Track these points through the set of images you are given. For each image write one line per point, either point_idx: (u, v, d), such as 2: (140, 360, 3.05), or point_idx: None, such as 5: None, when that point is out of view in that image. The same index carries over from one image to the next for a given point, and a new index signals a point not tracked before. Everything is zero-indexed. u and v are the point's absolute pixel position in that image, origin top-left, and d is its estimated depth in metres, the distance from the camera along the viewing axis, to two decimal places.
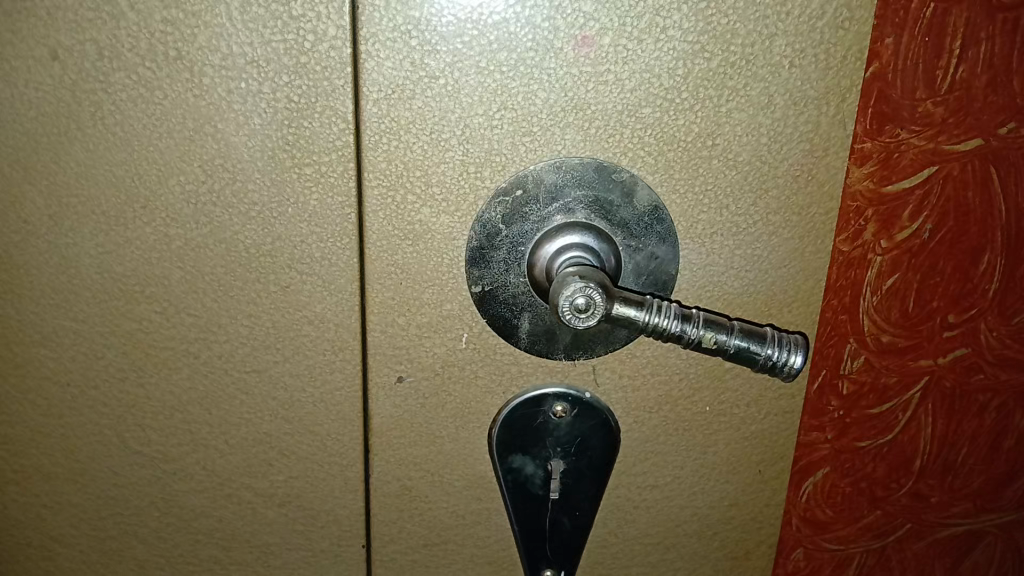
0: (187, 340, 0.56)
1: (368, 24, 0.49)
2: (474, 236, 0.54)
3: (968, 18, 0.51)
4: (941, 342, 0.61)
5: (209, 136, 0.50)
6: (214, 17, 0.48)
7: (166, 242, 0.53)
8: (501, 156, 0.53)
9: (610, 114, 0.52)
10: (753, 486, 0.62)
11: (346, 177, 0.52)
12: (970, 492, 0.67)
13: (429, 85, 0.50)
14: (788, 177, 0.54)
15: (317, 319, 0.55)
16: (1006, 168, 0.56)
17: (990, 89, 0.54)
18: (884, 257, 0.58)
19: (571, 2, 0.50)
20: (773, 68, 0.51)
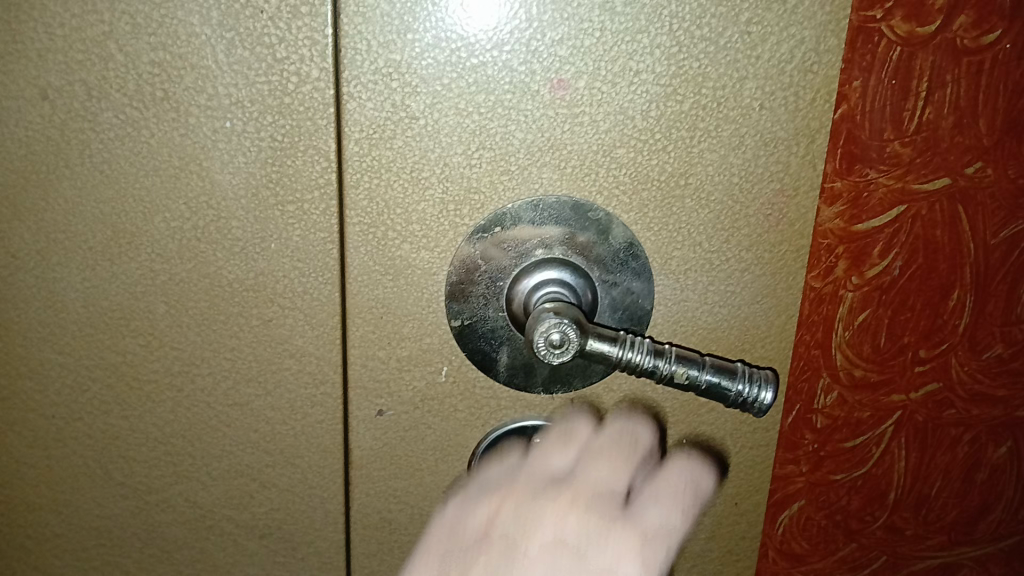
0: (171, 373, 0.59)
1: (351, 67, 0.51)
2: (453, 272, 0.56)
3: (934, 62, 0.53)
4: (913, 377, 0.62)
5: (195, 174, 0.53)
6: (200, 60, 0.51)
7: (151, 277, 0.56)
8: (480, 194, 0.54)
9: (585, 154, 0.53)
10: (729, 518, 0.64)
11: (328, 215, 0.54)
12: (944, 526, 0.68)
13: (410, 125, 0.52)
14: (760, 215, 0.55)
15: (297, 353, 0.58)
16: (973, 208, 0.57)
17: (957, 130, 0.55)
18: (854, 294, 0.59)
19: (548, 47, 0.51)
20: (744, 111, 0.53)
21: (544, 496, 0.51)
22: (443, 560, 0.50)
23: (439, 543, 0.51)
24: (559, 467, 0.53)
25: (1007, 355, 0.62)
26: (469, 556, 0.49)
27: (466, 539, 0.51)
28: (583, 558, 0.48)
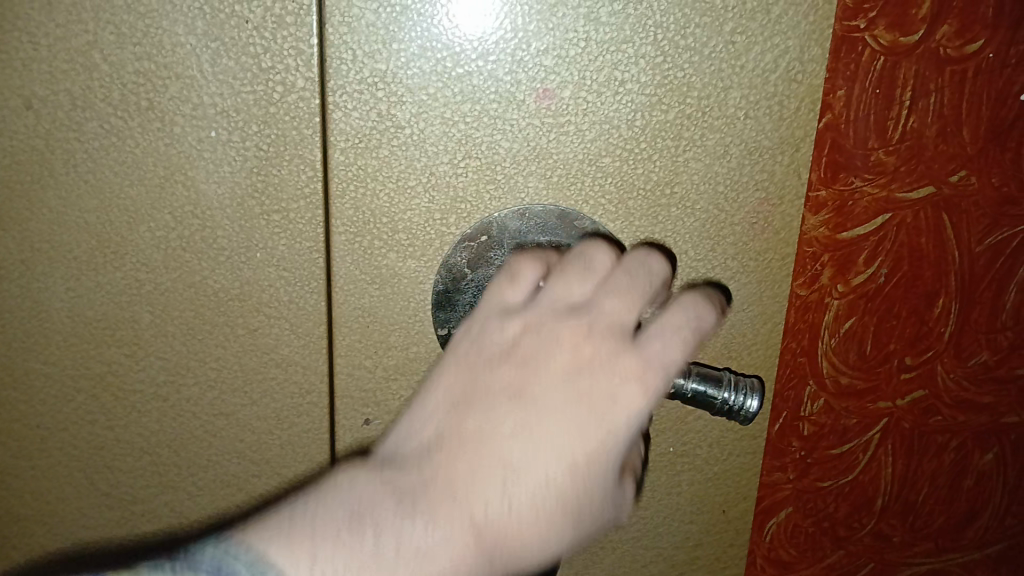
0: (156, 382, 0.58)
1: (336, 76, 0.51)
2: (439, 281, 0.55)
3: (917, 70, 0.53)
4: (899, 385, 0.62)
5: (180, 183, 0.53)
6: (185, 70, 0.51)
7: (136, 286, 0.56)
8: (466, 203, 0.54)
9: (571, 163, 0.53)
10: (716, 525, 0.65)
11: (315, 224, 0.54)
12: (932, 533, 0.67)
13: (395, 135, 0.52)
14: (745, 224, 0.56)
15: (284, 363, 0.58)
16: (958, 216, 0.57)
17: (941, 138, 0.55)
18: (840, 302, 0.58)
19: (533, 57, 0.51)
20: (728, 120, 0.53)
21: (558, 275, 0.48)
22: (437, 424, 0.45)
23: (451, 376, 0.47)
24: (581, 246, 0.49)
25: (993, 362, 0.62)
26: (489, 369, 0.46)
27: (483, 353, 0.47)
28: (612, 355, 0.45)
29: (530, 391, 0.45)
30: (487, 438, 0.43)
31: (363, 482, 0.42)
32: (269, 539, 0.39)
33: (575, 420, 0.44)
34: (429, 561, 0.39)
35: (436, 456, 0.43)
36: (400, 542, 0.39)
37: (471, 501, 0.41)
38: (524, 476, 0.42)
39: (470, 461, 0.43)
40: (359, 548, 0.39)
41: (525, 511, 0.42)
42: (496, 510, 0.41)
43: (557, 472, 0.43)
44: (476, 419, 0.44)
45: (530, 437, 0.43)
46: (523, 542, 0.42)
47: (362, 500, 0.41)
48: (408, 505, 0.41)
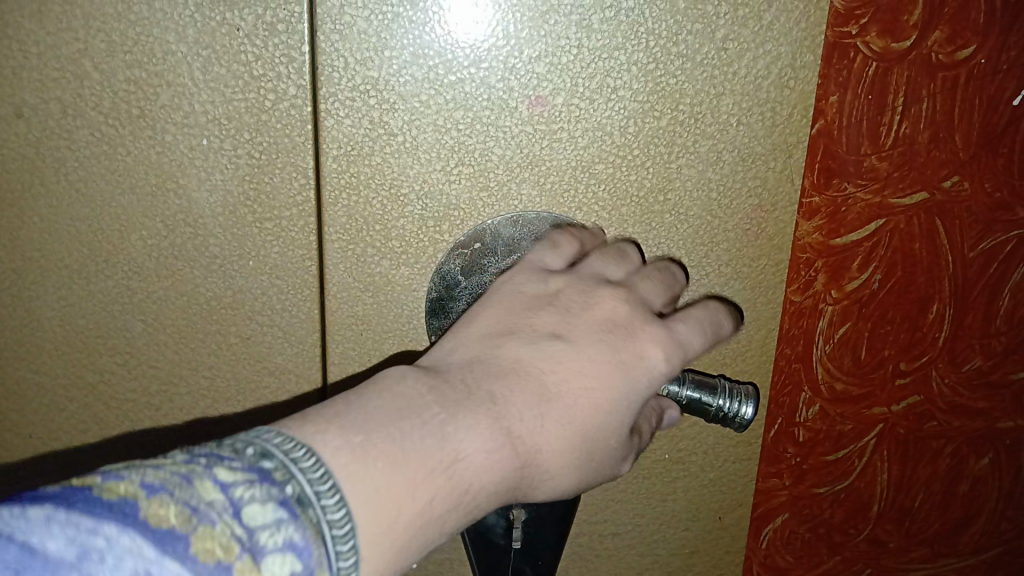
0: (149, 391, 0.58)
1: (328, 83, 0.51)
2: (433, 288, 0.55)
3: (909, 77, 0.53)
4: (893, 390, 0.61)
5: (172, 191, 0.53)
6: (176, 77, 0.51)
7: (128, 294, 0.56)
8: (459, 210, 0.54)
9: (564, 170, 0.53)
10: (712, 532, 0.65)
11: (307, 232, 0.54)
12: (928, 538, 0.67)
13: (388, 142, 0.52)
14: (738, 230, 0.56)
15: (276, 371, 0.57)
16: (950, 221, 0.57)
17: (933, 144, 0.55)
18: (834, 308, 0.58)
19: (525, 64, 0.51)
20: (721, 126, 0.53)
21: (597, 254, 0.50)
22: (469, 346, 0.42)
23: (484, 312, 0.45)
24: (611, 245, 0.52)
25: (987, 367, 0.62)
26: (529, 311, 0.45)
27: (525, 298, 0.46)
28: (643, 321, 0.45)
29: (569, 331, 0.43)
30: (525, 363, 0.41)
31: (406, 379, 0.38)
32: (299, 423, 0.34)
33: (613, 363, 0.42)
34: (467, 461, 0.36)
35: (474, 368, 0.40)
36: (443, 438, 0.36)
37: (509, 411, 0.38)
38: (556, 401, 0.40)
39: (508, 376, 0.40)
40: (410, 439, 0.35)
41: (552, 436, 0.40)
42: (529, 428, 0.39)
43: (586, 409, 0.41)
44: (516, 345, 0.42)
45: (567, 368, 0.41)
46: (539, 466, 0.39)
47: (404, 397, 0.37)
48: (451, 404, 0.37)
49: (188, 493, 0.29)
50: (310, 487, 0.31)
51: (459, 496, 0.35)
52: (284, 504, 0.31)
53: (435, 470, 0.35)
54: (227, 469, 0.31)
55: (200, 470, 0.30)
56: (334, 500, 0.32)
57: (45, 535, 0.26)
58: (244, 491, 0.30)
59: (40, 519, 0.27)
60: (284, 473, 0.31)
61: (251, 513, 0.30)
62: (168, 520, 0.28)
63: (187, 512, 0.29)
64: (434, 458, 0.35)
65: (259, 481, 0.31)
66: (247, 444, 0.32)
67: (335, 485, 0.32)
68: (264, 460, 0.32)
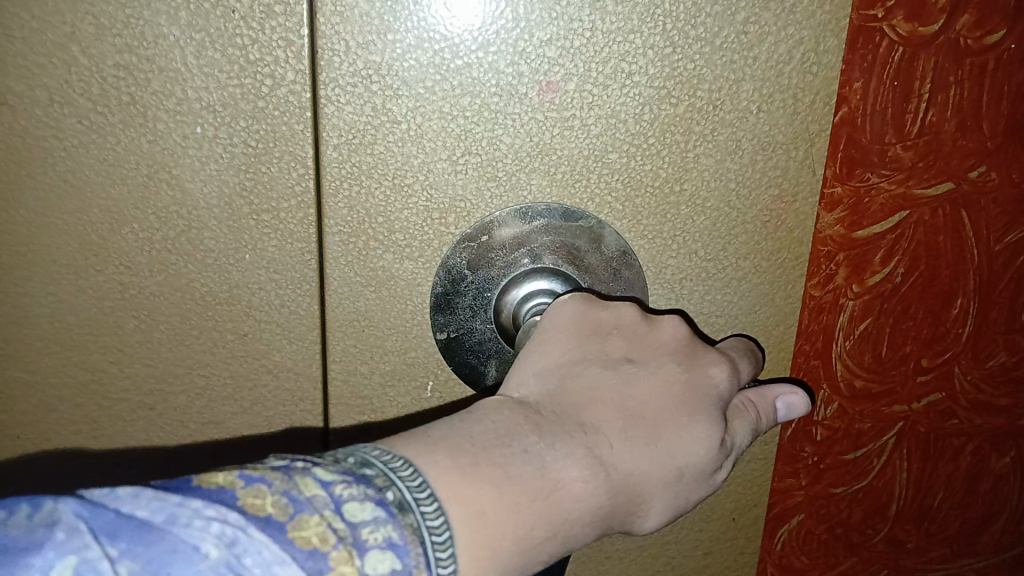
0: (142, 391, 0.56)
1: (328, 68, 0.48)
2: (439, 283, 0.53)
3: (936, 63, 0.50)
4: (915, 387, 0.59)
5: (165, 181, 0.51)
6: (168, 62, 0.48)
7: (120, 290, 0.53)
8: (465, 202, 0.52)
9: (576, 159, 0.51)
10: (727, 534, 0.62)
11: (306, 225, 0.51)
12: (947, 537, 0.66)
13: (391, 130, 0.50)
14: (757, 222, 0.54)
15: (275, 369, 0.55)
16: (977, 213, 0.55)
17: (960, 133, 0.52)
18: (855, 303, 0.56)
19: (535, 47, 0.48)
20: (741, 113, 0.51)
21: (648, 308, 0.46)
22: (539, 374, 0.37)
23: (543, 341, 0.40)
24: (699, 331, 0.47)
25: (1010, 363, 0.60)
26: (595, 338, 0.40)
27: (587, 326, 0.41)
28: (705, 346, 0.42)
29: (638, 357, 0.39)
30: (606, 387, 0.36)
31: (502, 409, 0.34)
32: (402, 444, 0.31)
33: (694, 390, 0.38)
34: (568, 488, 0.31)
35: (558, 397, 0.35)
36: (543, 464, 0.31)
37: (603, 438, 0.33)
38: (646, 424, 0.35)
39: (594, 403, 0.35)
40: (513, 462, 0.31)
41: (646, 461, 0.34)
42: (623, 453, 0.34)
43: (675, 430, 0.36)
44: (593, 372, 0.37)
45: (648, 390, 0.37)
46: (631, 498, 0.34)
47: (502, 424, 0.32)
48: (546, 429, 0.33)
49: (286, 484, 0.27)
50: (409, 492, 0.28)
51: (558, 527, 0.31)
52: (384, 504, 0.27)
53: (537, 497, 0.30)
54: (326, 470, 0.28)
55: (298, 469, 0.28)
56: (432, 506, 0.28)
57: (138, 505, 0.24)
58: (343, 487, 0.27)
59: (134, 493, 0.25)
60: (383, 478, 0.28)
61: (351, 509, 0.26)
62: (264, 508, 0.25)
63: (283, 501, 0.26)
64: (536, 485, 0.30)
65: (357, 481, 0.28)
66: (348, 455, 0.30)
67: (433, 494, 0.28)
68: (363, 467, 0.29)
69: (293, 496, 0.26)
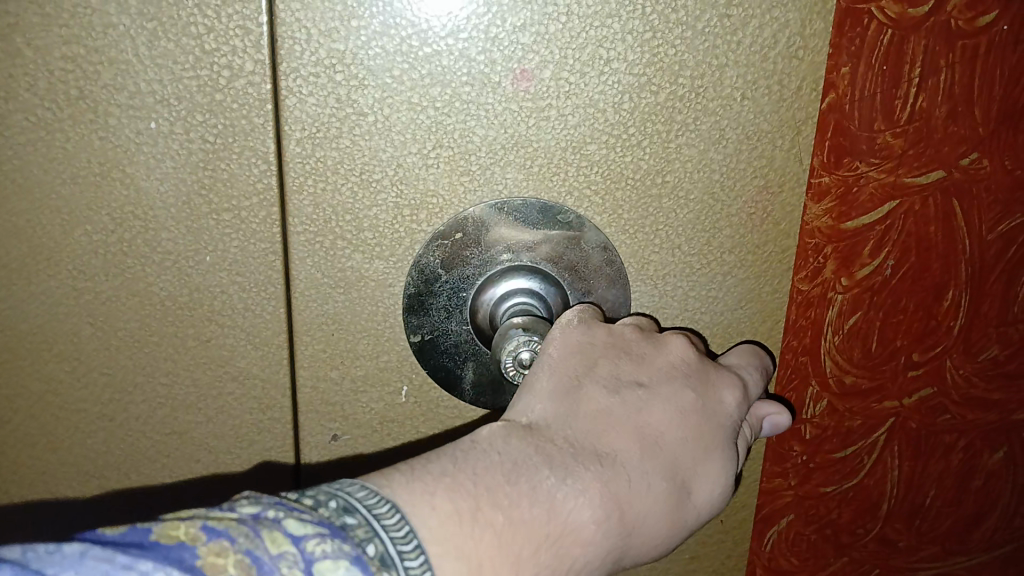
0: (101, 401, 0.53)
1: (289, 58, 0.45)
2: (411, 283, 0.51)
3: (926, 46, 0.48)
4: (906, 383, 0.57)
5: (118, 180, 0.48)
6: (119, 53, 0.45)
7: (74, 295, 0.50)
8: (438, 197, 0.49)
9: (552, 151, 0.49)
10: (714, 537, 0.60)
11: (269, 224, 0.49)
12: (939, 536, 0.64)
13: (357, 122, 0.47)
14: (742, 215, 0.51)
15: (240, 376, 0.53)
16: (968, 202, 0.53)
17: (951, 119, 0.50)
18: (844, 297, 0.54)
19: (508, 33, 0.46)
20: (725, 101, 0.48)
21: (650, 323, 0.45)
22: (547, 395, 0.36)
23: (551, 357, 0.39)
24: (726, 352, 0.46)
25: (1003, 357, 0.59)
26: (607, 357, 0.39)
27: (598, 343, 0.40)
28: (716, 366, 0.41)
29: (653, 377, 0.38)
30: (619, 414, 0.35)
31: (511, 437, 0.33)
32: (397, 480, 0.29)
33: (707, 415, 0.37)
34: (576, 533, 0.31)
35: (573, 422, 0.34)
36: (551, 506, 0.30)
37: (618, 474, 0.33)
38: (659, 459, 0.34)
39: (608, 433, 0.34)
40: (519, 505, 0.30)
41: (658, 499, 0.33)
42: (638, 492, 0.33)
43: (686, 467, 0.35)
44: (608, 395, 0.36)
45: (662, 417, 0.36)
46: (643, 539, 0.33)
47: (512, 457, 0.31)
48: (559, 463, 0.32)
49: (253, 541, 0.25)
50: (392, 545, 0.27)
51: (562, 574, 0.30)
52: (361, 561, 0.25)
53: (542, 545, 0.30)
54: (299, 520, 0.26)
55: (267, 520, 0.26)
56: (417, 559, 0.27)
57: (80, 569, 0.22)
58: (317, 542, 0.25)
59: (79, 553, 0.23)
60: (365, 529, 0.27)
61: (323, 568, 0.25)
62: (225, 570, 0.23)
63: (247, 562, 0.24)
64: (541, 533, 0.30)
65: (332, 534, 0.26)
66: (329, 497, 0.28)
67: (419, 545, 0.27)
68: (343, 515, 0.27)
69: (259, 556, 0.24)
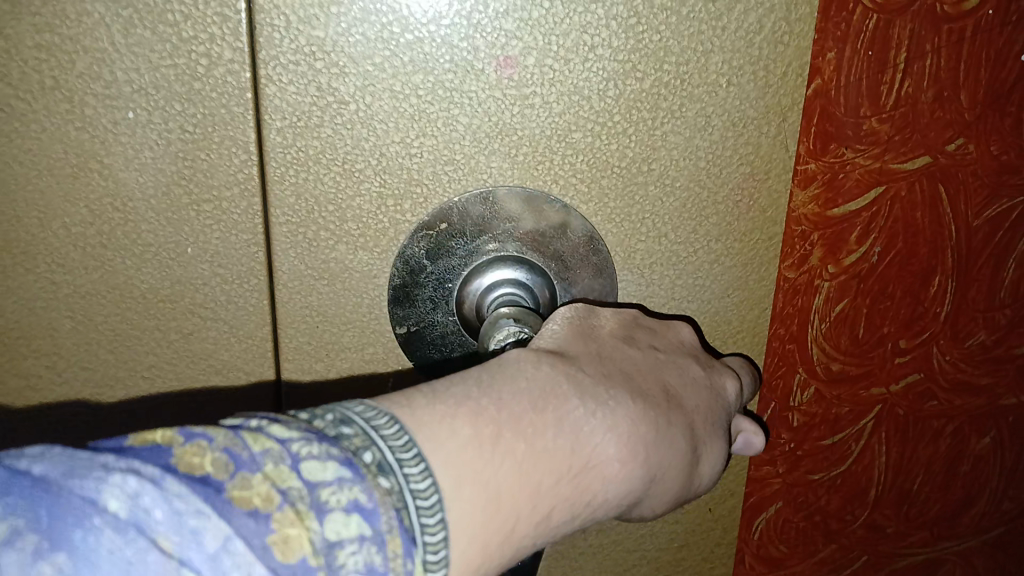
0: (82, 396, 0.53)
1: (269, 46, 0.45)
2: (396, 274, 0.50)
3: (912, 31, 0.48)
4: (893, 369, 0.57)
5: (96, 172, 0.47)
6: (95, 42, 0.44)
7: (53, 289, 0.50)
8: (422, 186, 0.48)
9: (537, 139, 0.48)
10: (703, 525, 0.60)
11: (251, 215, 0.48)
12: (927, 521, 0.64)
13: (339, 111, 0.46)
14: (728, 202, 0.51)
15: (223, 369, 0.52)
16: (955, 187, 0.52)
17: (937, 104, 0.50)
18: (831, 283, 0.53)
19: (491, 20, 0.45)
20: (710, 87, 0.48)
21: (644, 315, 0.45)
22: (570, 343, 0.36)
23: (571, 317, 0.39)
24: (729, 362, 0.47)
25: (990, 341, 0.59)
26: (622, 329, 0.39)
27: (610, 317, 0.40)
28: (716, 360, 0.41)
29: (665, 350, 0.39)
30: (642, 370, 0.35)
31: (542, 364, 0.32)
32: (418, 402, 0.28)
33: (713, 393, 0.38)
34: (600, 468, 0.30)
35: (601, 366, 0.34)
36: (577, 437, 0.30)
37: (648, 415, 0.32)
38: (682, 414, 0.34)
39: (634, 379, 0.34)
40: (543, 433, 0.29)
41: (682, 450, 0.33)
42: (665, 438, 0.32)
43: (702, 432, 0.35)
44: (628, 354, 0.36)
45: (679, 382, 0.36)
46: (661, 486, 0.33)
47: (540, 383, 0.31)
48: (590, 395, 0.31)
49: (232, 439, 0.24)
50: (390, 453, 0.26)
51: (579, 508, 0.30)
52: (350, 463, 0.25)
53: (565, 475, 0.29)
54: (284, 427, 0.25)
55: (252, 429, 0.25)
56: (417, 467, 0.26)
57: (40, 461, 0.22)
58: (302, 445, 0.25)
59: (43, 451, 0.22)
60: (362, 438, 0.26)
61: (309, 468, 0.24)
62: (200, 468, 0.23)
63: (224, 459, 0.23)
64: (564, 463, 0.29)
65: (320, 439, 0.25)
66: (323, 411, 0.27)
67: (419, 454, 0.26)
68: (340, 426, 0.26)
69: (237, 454, 0.24)
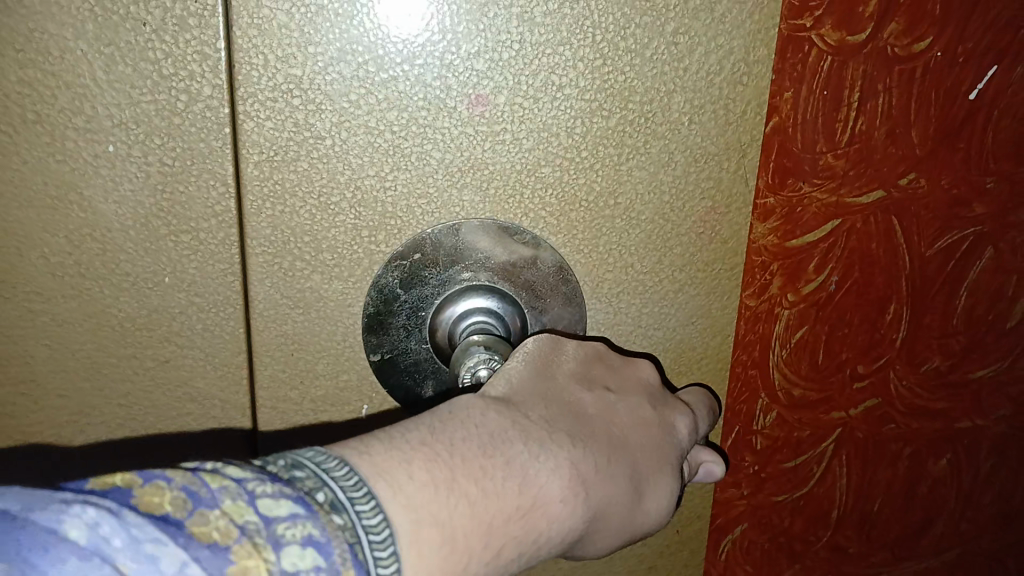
0: (57, 423, 0.53)
1: (246, 83, 0.46)
2: (371, 303, 0.51)
3: (866, 71, 0.50)
4: (852, 394, 0.59)
5: (76, 203, 0.48)
6: (75, 77, 0.46)
7: (30, 318, 0.51)
8: (396, 219, 0.50)
9: (508, 175, 0.50)
10: (671, 547, 0.61)
11: (229, 245, 0.50)
12: (887, 542, 0.66)
13: (315, 146, 0.48)
14: (691, 234, 0.53)
15: (199, 396, 0.53)
16: (909, 219, 0.55)
17: (890, 141, 0.52)
18: (791, 311, 0.55)
19: (463, 60, 0.47)
20: (672, 125, 0.50)
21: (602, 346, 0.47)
22: (525, 381, 0.38)
23: (531, 352, 0.41)
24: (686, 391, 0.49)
25: (945, 367, 0.61)
26: (578, 365, 0.41)
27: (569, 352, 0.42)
28: (672, 397, 0.43)
29: (619, 388, 0.41)
30: (591, 412, 0.37)
31: (488, 410, 0.33)
32: (375, 449, 0.29)
33: (663, 432, 0.40)
34: (546, 507, 0.31)
35: (551, 407, 0.36)
36: (525, 479, 0.31)
37: (588, 457, 0.34)
38: (624, 455, 0.36)
39: (580, 421, 0.36)
40: (493, 476, 0.30)
41: (622, 490, 0.35)
42: (603, 480, 0.34)
43: (645, 471, 0.37)
44: (580, 395, 0.38)
45: (626, 422, 0.38)
46: (602, 521, 0.34)
47: (488, 430, 0.32)
48: (534, 439, 0.33)
49: (190, 480, 0.25)
50: (342, 493, 0.27)
51: (527, 546, 0.31)
52: (303, 501, 0.25)
53: (513, 515, 0.30)
54: (239, 469, 0.26)
55: (209, 471, 0.26)
56: (367, 503, 0.27)
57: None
58: (257, 484, 0.25)
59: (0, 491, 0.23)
60: (314, 480, 0.27)
61: (264, 504, 0.25)
62: (160, 506, 0.24)
63: (182, 497, 0.24)
64: (513, 503, 0.30)
65: (273, 480, 0.26)
66: (278, 458, 0.28)
67: (369, 492, 0.27)
68: (292, 469, 0.27)
69: (195, 493, 0.25)
